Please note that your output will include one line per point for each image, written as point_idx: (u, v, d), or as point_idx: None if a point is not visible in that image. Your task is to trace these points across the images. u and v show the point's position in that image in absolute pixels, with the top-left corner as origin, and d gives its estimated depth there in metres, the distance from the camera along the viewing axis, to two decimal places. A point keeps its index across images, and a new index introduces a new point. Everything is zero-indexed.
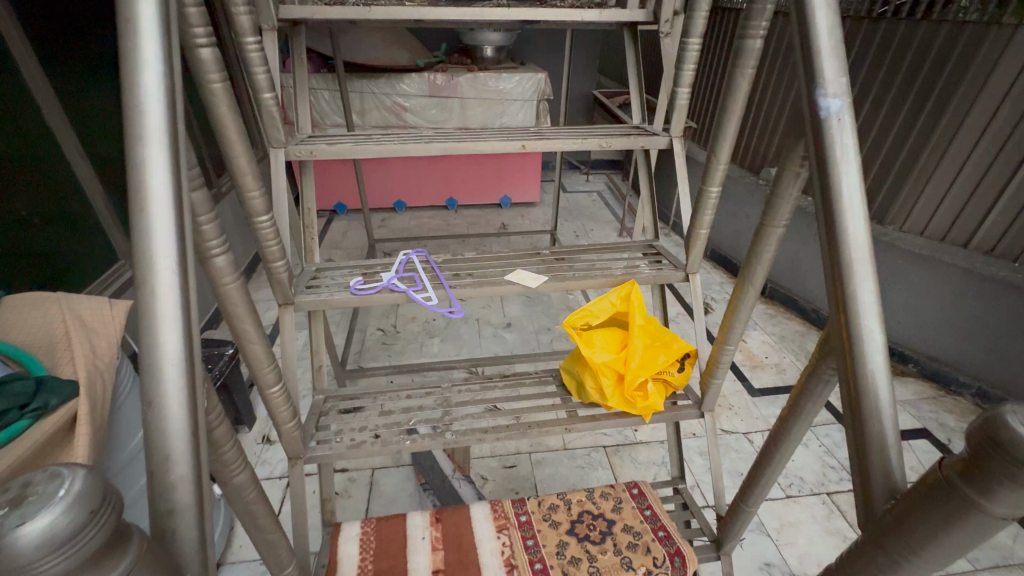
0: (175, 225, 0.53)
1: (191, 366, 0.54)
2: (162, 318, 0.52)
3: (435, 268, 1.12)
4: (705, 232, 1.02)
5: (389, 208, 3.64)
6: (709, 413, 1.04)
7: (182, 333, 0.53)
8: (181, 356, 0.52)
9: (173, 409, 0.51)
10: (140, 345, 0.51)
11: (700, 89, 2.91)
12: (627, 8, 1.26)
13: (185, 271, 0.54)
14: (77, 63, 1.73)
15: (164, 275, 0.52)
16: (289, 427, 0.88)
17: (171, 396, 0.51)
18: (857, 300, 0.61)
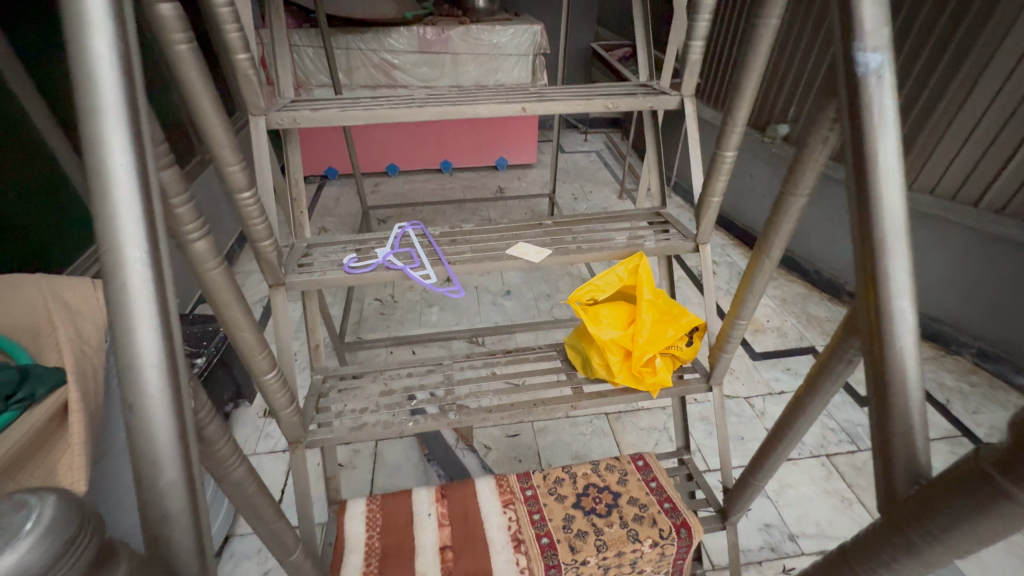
0: (142, 211, 0.47)
1: (174, 364, 0.49)
2: (138, 314, 0.47)
3: (432, 242, 1.06)
4: (718, 200, 0.96)
5: (382, 172, 3.52)
6: (717, 387, 1.02)
7: (161, 330, 0.48)
8: (161, 354, 0.48)
9: (156, 411, 0.48)
10: (116, 343, 0.47)
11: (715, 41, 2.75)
12: None
13: (159, 262, 0.49)
14: (32, 18, 1.56)
15: (136, 269, 0.47)
16: (287, 413, 0.85)
17: (154, 398, 0.47)
18: (891, 279, 0.57)
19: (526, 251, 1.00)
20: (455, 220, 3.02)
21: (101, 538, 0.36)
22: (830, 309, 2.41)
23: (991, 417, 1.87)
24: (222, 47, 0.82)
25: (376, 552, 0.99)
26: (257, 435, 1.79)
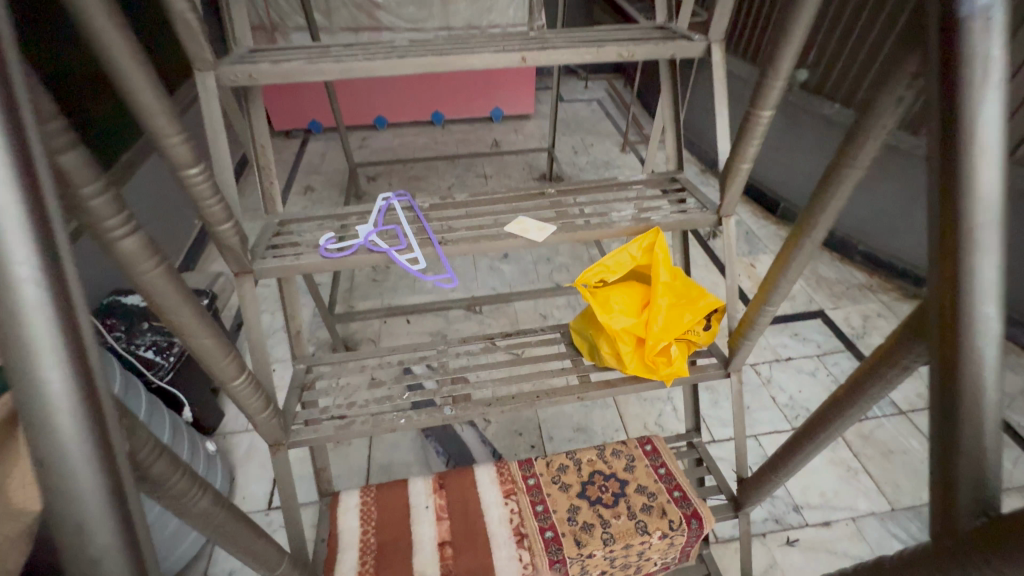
0: (28, 197, 0.32)
1: (101, 402, 0.36)
2: (37, 343, 0.33)
3: (420, 217, 0.94)
4: (747, 167, 0.83)
5: (369, 125, 3.29)
6: (736, 374, 0.94)
7: (74, 362, 0.35)
8: (79, 394, 0.35)
9: (80, 468, 0.35)
10: (12, 382, 0.34)
11: None
12: None
13: (63, 271, 0.34)
14: None
15: (26, 281, 0.32)
16: (264, 416, 0.76)
17: (75, 453, 0.35)
18: (976, 282, 0.44)
19: (527, 228, 0.88)
20: (448, 178, 2.85)
21: None
22: (841, 270, 2.31)
23: None
24: None
25: (371, 549, 0.95)
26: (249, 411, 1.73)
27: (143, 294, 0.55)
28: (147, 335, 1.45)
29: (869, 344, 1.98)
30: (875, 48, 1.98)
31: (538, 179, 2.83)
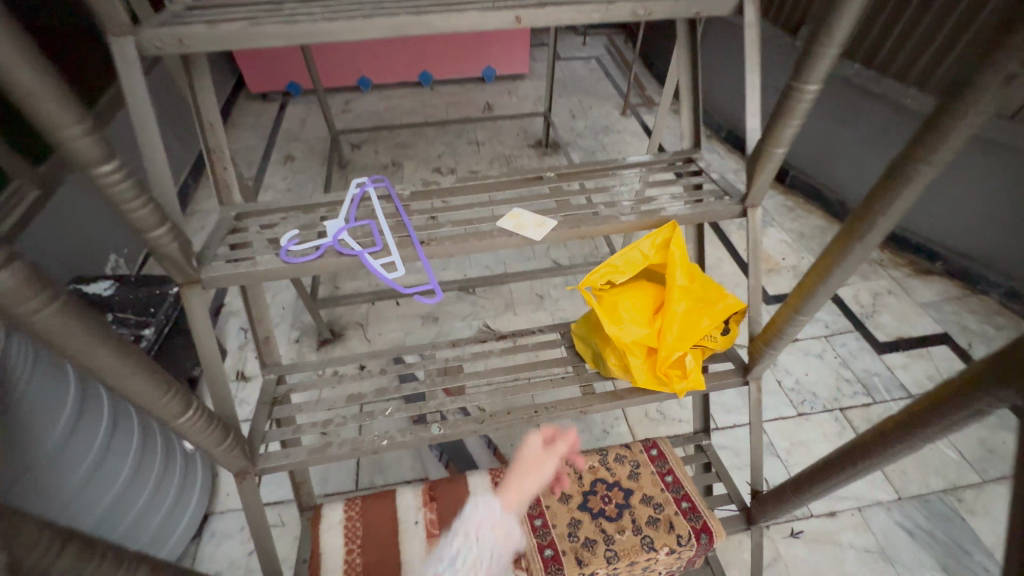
0: None
1: None
2: None
3: (399, 208, 0.82)
4: (781, 151, 0.71)
5: (352, 86, 3.06)
6: (755, 382, 0.84)
7: None
8: None
9: None
10: None
11: None
12: None
13: None
14: None
15: None
16: (224, 448, 0.67)
17: None
18: None
19: (523, 224, 0.76)
20: (437, 145, 2.67)
21: None
22: None
23: None
24: None
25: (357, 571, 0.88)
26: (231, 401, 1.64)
27: (39, 338, 0.43)
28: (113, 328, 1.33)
29: (879, 323, 1.90)
30: (933, 5, 1.77)
31: (534, 146, 2.66)
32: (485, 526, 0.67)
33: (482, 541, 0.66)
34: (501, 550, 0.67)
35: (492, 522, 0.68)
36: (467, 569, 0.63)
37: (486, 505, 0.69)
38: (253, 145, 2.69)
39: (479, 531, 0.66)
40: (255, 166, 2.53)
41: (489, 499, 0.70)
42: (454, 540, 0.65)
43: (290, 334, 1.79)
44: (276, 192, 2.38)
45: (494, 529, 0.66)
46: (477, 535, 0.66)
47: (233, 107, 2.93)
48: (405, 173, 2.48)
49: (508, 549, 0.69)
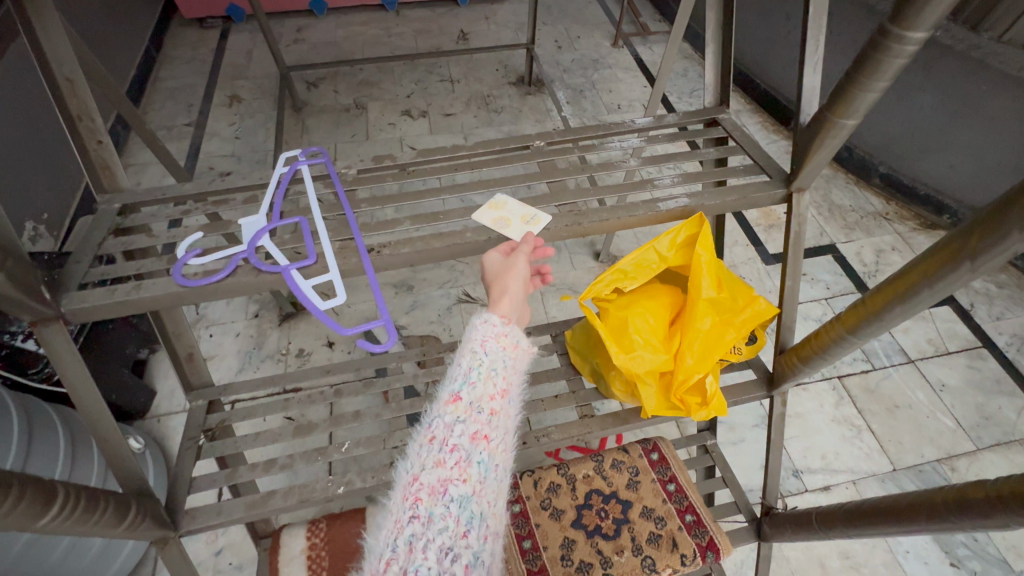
0: None
1: None
2: None
3: (342, 196, 0.63)
4: (850, 123, 0.54)
5: (304, 11, 2.65)
6: (780, 397, 0.72)
7: None
8: None
9: None
10: None
11: None
12: None
13: None
14: None
15: None
16: (124, 529, 0.51)
17: None
18: None
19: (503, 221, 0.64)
20: (406, 83, 2.35)
21: None
22: (856, 195, 2.06)
23: (1015, 324, 1.70)
24: None
25: None
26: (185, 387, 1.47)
27: None
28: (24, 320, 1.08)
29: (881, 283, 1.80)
30: None
31: (515, 83, 2.36)
32: (493, 336, 0.54)
33: (493, 351, 0.53)
34: (516, 360, 0.55)
35: (498, 332, 0.55)
36: (485, 381, 0.52)
37: (485, 318, 0.55)
38: (191, 84, 2.32)
39: (487, 343, 0.53)
40: (194, 109, 2.20)
41: (485, 312, 0.56)
42: (460, 358, 0.52)
43: (248, 309, 1.60)
44: (221, 141, 2.08)
45: (504, 339, 0.53)
46: (485, 347, 0.53)
47: (163, 36, 2.51)
48: (370, 116, 2.18)
49: (524, 356, 0.57)
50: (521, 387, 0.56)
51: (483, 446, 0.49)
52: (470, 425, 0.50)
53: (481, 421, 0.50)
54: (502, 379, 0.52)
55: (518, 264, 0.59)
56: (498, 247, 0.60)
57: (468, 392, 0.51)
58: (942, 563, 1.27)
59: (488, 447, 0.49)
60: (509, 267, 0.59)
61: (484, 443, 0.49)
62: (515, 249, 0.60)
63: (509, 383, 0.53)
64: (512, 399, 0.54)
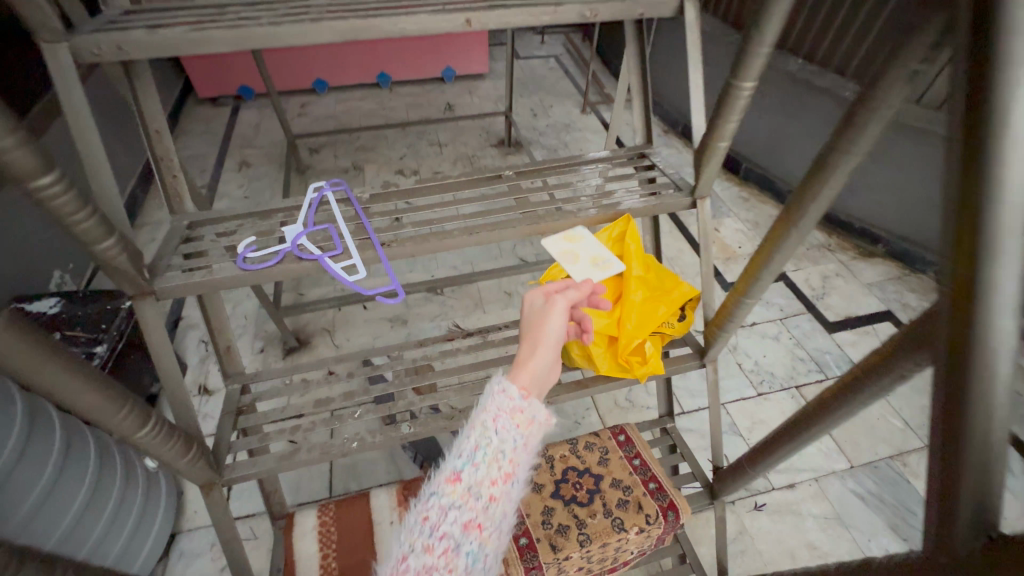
0: None
1: None
2: None
3: (358, 211, 0.82)
4: (724, 145, 0.75)
5: (308, 89, 3.00)
6: (712, 365, 0.89)
7: None
8: None
9: None
10: None
11: None
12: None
13: None
14: None
15: None
16: (188, 461, 0.65)
17: None
18: (997, 293, 0.40)
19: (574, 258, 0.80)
20: (399, 147, 2.65)
21: None
22: None
23: None
24: None
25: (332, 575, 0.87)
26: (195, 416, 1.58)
27: None
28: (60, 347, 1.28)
29: (829, 304, 2.01)
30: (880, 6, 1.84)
31: (497, 145, 2.67)
32: (505, 414, 0.60)
33: (501, 435, 0.59)
34: (525, 439, 0.60)
35: (511, 412, 0.60)
36: (487, 468, 0.58)
37: (502, 392, 0.61)
38: (205, 153, 2.59)
39: (497, 423, 0.59)
40: (207, 174, 2.44)
41: (502, 385, 0.62)
42: (468, 438, 0.59)
43: (255, 345, 1.74)
44: (231, 200, 2.31)
45: (513, 421, 0.59)
46: (495, 427, 0.59)
47: (181, 113, 2.82)
48: (367, 176, 2.45)
49: (535, 431, 0.62)
50: (529, 467, 0.61)
51: (474, 533, 0.56)
52: (465, 511, 0.57)
53: (475, 509, 0.57)
54: (505, 464, 0.59)
55: (552, 311, 0.69)
56: (538, 293, 0.72)
57: (469, 476, 0.58)
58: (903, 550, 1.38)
59: (479, 535, 0.57)
60: (544, 317, 0.68)
61: (475, 532, 0.56)
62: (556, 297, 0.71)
63: (511, 470, 0.58)
64: (515, 481, 0.60)
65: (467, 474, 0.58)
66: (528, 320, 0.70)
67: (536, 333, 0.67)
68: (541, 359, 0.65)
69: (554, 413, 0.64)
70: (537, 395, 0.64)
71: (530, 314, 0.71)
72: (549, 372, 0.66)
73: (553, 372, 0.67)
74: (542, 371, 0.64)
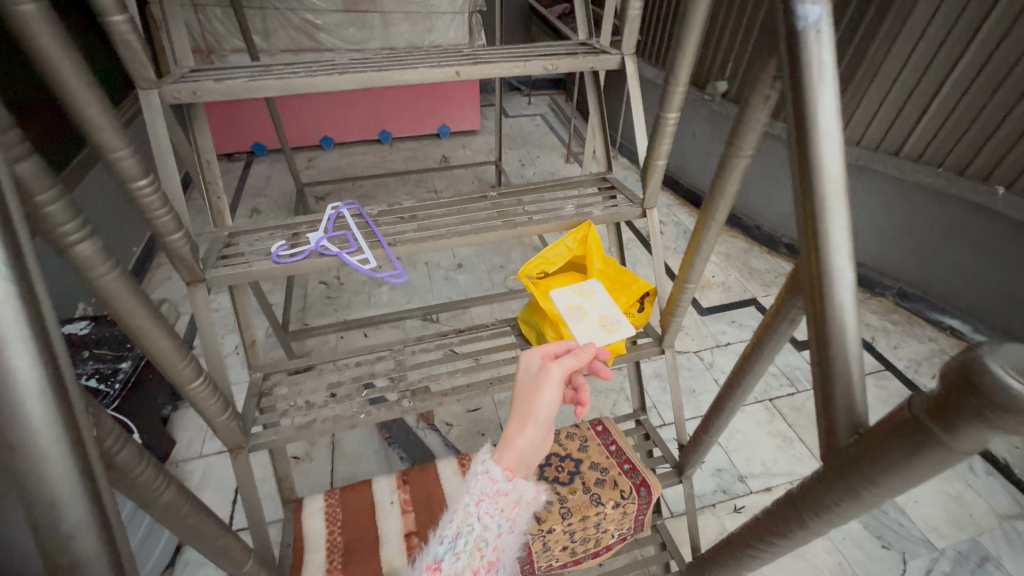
0: None
1: (36, 311, 0.42)
2: None
3: (369, 222, 1.01)
4: (663, 163, 0.95)
5: (316, 145, 3.29)
6: (669, 349, 1.05)
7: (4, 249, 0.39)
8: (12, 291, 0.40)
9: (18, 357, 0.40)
10: None
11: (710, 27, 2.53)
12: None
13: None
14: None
15: None
16: (224, 419, 0.78)
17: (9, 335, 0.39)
18: (829, 243, 0.57)
19: (582, 318, 0.97)
20: (399, 193, 2.89)
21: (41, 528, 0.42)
22: (769, 261, 2.52)
23: (909, 351, 2.05)
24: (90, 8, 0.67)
25: (338, 547, 0.96)
26: (202, 437, 1.67)
27: (100, 299, 0.57)
28: (89, 362, 1.41)
29: None
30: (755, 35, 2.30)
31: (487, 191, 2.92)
32: (488, 496, 0.70)
33: (485, 520, 0.69)
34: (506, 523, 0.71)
35: (494, 496, 0.70)
36: (467, 556, 0.67)
37: (486, 474, 0.71)
38: None
39: (481, 508, 0.69)
40: None
41: (488, 467, 0.72)
42: (454, 526, 0.69)
43: None
44: None
45: (498, 504, 0.70)
46: (478, 510, 0.70)
47: None
48: None
49: (517, 514, 0.73)
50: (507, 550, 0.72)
51: None
52: None
53: None
54: (486, 547, 0.69)
55: (547, 382, 0.77)
56: (536, 361, 0.80)
57: (450, 564, 0.66)
58: (876, 546, 1.46)
59: None
60: (538, 387, 0.77)
61: None
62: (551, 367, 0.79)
63: (490, 558, 0.69)
64: (492, 567, 0.70)
65: (448, 563, 0.67)
66: (527, 388, 0.78)
67: (532, 404, 0.75)
68: (529, 436, 0.74)
69: (535, 491, 0.74)
70: (519, 475, 0.74)
71: (531, 381, 0.79)
72: (534, 445, 0.75)
73: (539, 443, 0.76)
74: (527, 448, 0.73)
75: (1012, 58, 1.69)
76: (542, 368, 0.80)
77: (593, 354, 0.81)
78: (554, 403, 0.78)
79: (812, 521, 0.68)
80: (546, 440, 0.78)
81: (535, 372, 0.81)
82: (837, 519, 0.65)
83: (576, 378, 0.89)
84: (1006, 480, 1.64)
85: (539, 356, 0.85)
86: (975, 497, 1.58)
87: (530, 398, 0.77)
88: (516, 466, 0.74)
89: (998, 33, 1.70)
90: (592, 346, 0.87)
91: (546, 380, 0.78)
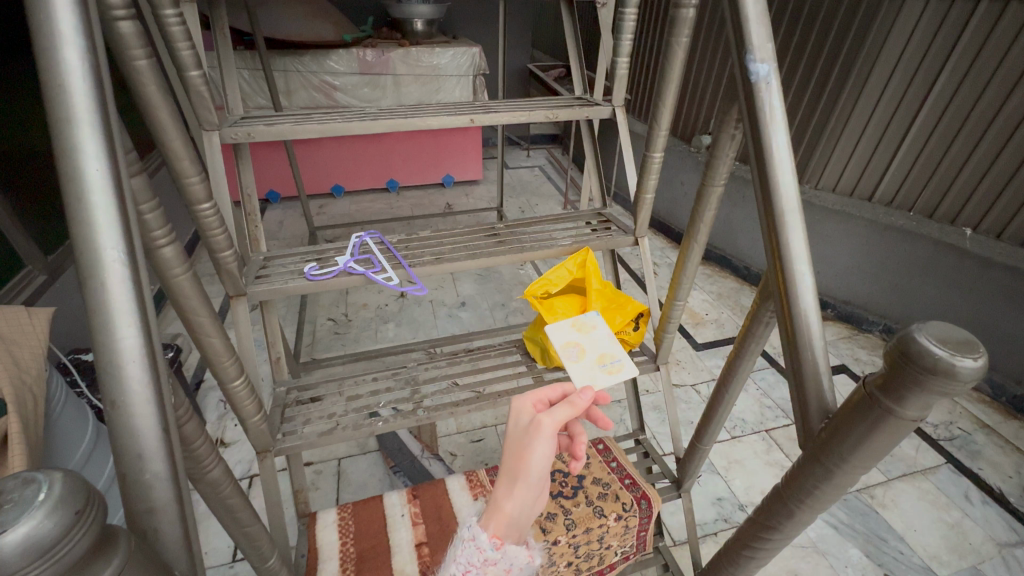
0: (103, 140, 0.48)
1: (141, 291, 0.50)
2: (100, 225, 0.47)
3: (391, 249, 1.13)
4: (651, 197, 1.08)
5: (327, 193, 3.48)
6: (663, 365, 1.15)
7: (123, 239, 0.48)
8: (126, 270, 0.48)
9: (125, 324, 0.48)
10: (80, 263, 0.47)
11: (692, 86, 2.80)
12: (568, 33, 1.39)
13: (122, 199, 0.49)
14: None
15: (100, 192, 0.47)
16: (255, 419, 0.87)
17: (120, 306, 0.48)
18: (791, 249, 0.67)
19: (579, 356, 1.01)
20: None
21: (126, 480, 0.48)
22: None
23: None
24: (175, 65, 0.83)
25: (351, 557, 1.00)
26: None
27: (170, 298, 0.67)
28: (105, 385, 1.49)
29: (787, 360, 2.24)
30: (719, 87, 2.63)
31: None
32: (475, 566, 0.76)
33: None
34: None
35: (483, 564, 0.76)
36: None
37: (473, 543, 0.78)
38: None
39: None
40: None
41: (476, 533, 0.78)
42: None
43: None
44: None
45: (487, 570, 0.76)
46: None
47: None
48: None
49: None
50: None
51: None
52: None
53: None
54: None
55: (536, 439, 0.79)
56: (525, 417, 0.82)
57: None
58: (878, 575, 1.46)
59: None
60: (528, 445, 0.79)
61: None
62: (540, 423, 0.80)
63: None
64: None
65: None
66: (516, 445, 0.80)
67: (521, 465, 0.78)
68: (517, 500, 0.79)
69: (525, 555, 0.80)
70: (509, 541, 0.79)
71: (521, 437, 0.81)
72: (524, 508, 0.80)
73: (529, 502, 0.80)
74: (516, 511, 0.79)
75: (965, 110, 1.90)
76: (532, 422, 0.81)
77: (588, 405, 0.82)
78: (544, 459, 0.79)
79: (797, 511, 0.70)
80: (537, 498, 0.82)
81: (526, 425, 0.82)
82: (819, 503, 0.68)
83: (575, 424, 0.91)
84: (1002, 509, 1.66)
85: (531, 405, 0.86)
86: (972, 525, 1.60)
87: (520, 457, 0.79)
88: (506, 531, 0.80)
89: (948, 90, 1.92)
90: (590, 390, 0.89)
91: (536, 437, 0.79)
